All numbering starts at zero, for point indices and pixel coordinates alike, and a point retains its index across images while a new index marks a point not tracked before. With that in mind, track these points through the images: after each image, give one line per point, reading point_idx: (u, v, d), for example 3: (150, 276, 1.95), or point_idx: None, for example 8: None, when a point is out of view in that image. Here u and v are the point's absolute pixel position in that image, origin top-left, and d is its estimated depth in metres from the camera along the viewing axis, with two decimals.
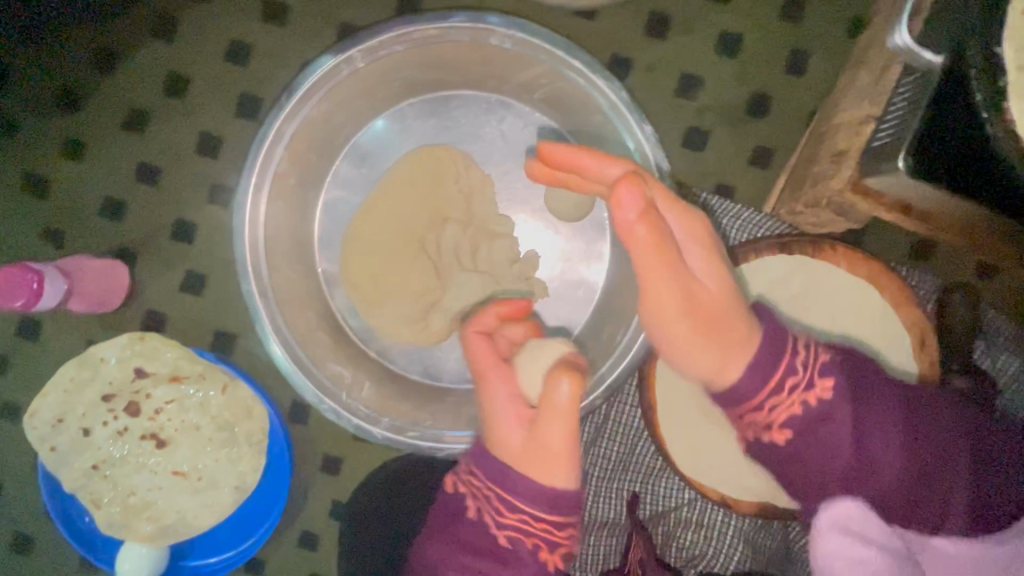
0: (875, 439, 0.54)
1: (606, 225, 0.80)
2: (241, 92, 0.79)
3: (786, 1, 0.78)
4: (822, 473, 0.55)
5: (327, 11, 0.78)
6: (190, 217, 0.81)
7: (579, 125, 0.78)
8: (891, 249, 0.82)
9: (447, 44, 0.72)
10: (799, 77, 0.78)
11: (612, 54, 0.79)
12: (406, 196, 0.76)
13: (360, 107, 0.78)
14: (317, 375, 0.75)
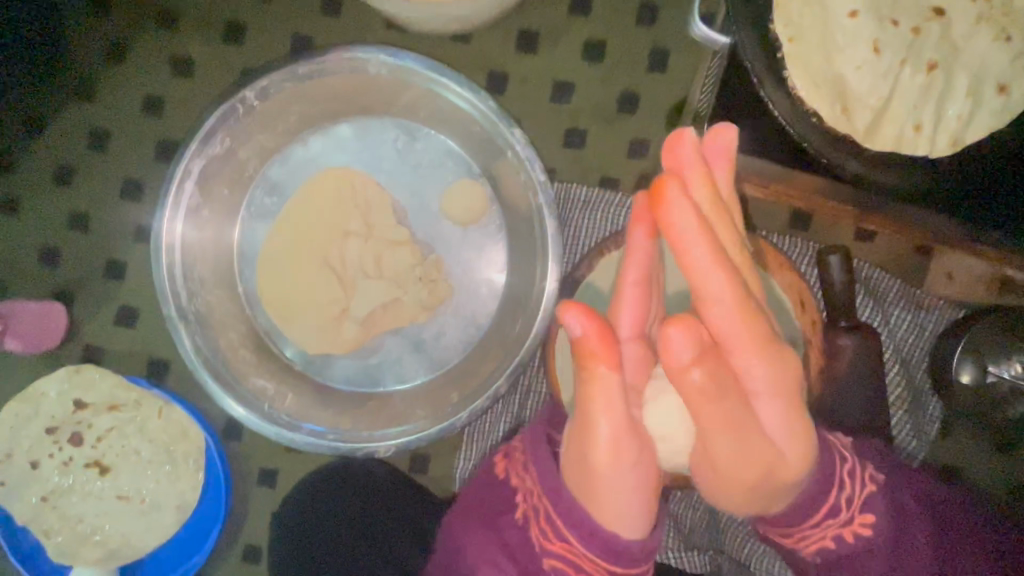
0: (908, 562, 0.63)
1: (500, 227, 0.87)
2: (159, 140, 0.88)
3: (640, 6, 0.86)
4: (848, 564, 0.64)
5: (230, 59, 0.87)
6: (121, 256, 0.88)
7: (465, 137, 0.85)
8: (771, 222, 0.87)
9: (330, 77, 0.80)
10: (660, 73, 0.86)
11: (488, 71, 0.87)
12: (312, 218, 0.84)
13: (264, 142, 0.85)
14: (239, 390, 0.80)
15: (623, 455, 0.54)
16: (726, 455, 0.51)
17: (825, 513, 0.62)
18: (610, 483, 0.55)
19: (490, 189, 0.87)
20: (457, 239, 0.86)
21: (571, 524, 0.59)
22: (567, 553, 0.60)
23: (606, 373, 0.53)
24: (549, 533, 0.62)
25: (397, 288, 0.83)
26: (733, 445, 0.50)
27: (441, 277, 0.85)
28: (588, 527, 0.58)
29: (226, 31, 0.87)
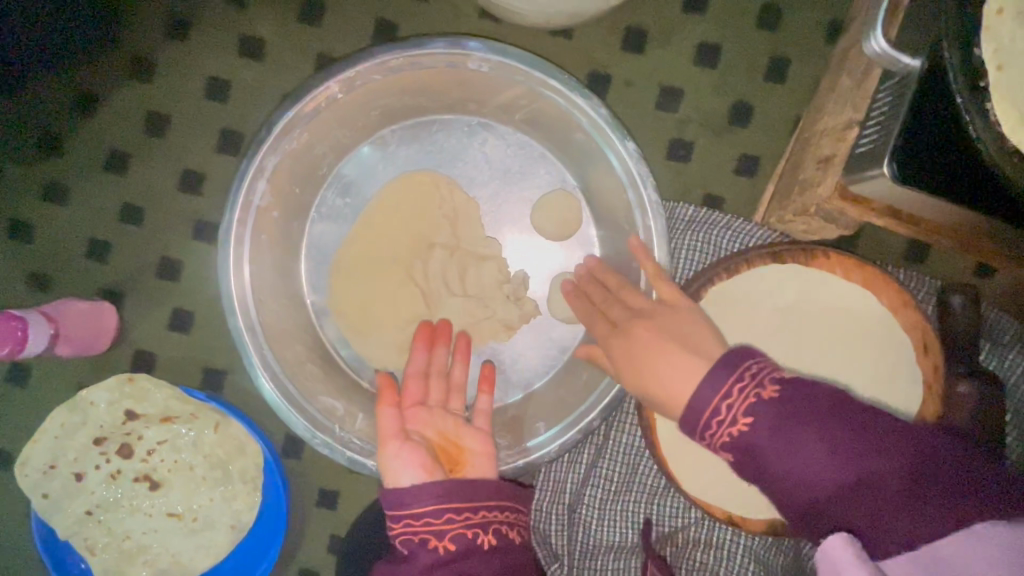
0: (810, 460, 0.44)
1: (595, 240, 0.80)
2: (221, 129, 0.80)
3: (762, 8, 0.78)
4: (881, 512, 0.41)
5: (304, 43, 0.79)
6: (175, 255, 0.81)
7: (561, 143, 0.78)
8: (884, 251, 0.82)
9: (422, 70, 0.72)
10: (778, 84, 0.78)
11: (590, 72, 0.79)
12: (392, 223, 0.76)
13: (343, 138, 0.78)
14: (309, 410, 0.73)
15: (427, 473, 0.61)
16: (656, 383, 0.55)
17: (703, 416, 0.48)
18: (396, 462, 0.62)
19: (583, 201, 0.80)
20: (548, 252, 0.79)
21: (396, 499, 0.58)
22: (420, 523, 0.57)
23: (388, 411, 0.66)
24: (392, 515, 0.59)
25: (483, 307, 0.77)
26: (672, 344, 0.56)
27: (527, 294, 0.79)
28: (390, 501, 0.58)
29: (299, 11, 0.79)
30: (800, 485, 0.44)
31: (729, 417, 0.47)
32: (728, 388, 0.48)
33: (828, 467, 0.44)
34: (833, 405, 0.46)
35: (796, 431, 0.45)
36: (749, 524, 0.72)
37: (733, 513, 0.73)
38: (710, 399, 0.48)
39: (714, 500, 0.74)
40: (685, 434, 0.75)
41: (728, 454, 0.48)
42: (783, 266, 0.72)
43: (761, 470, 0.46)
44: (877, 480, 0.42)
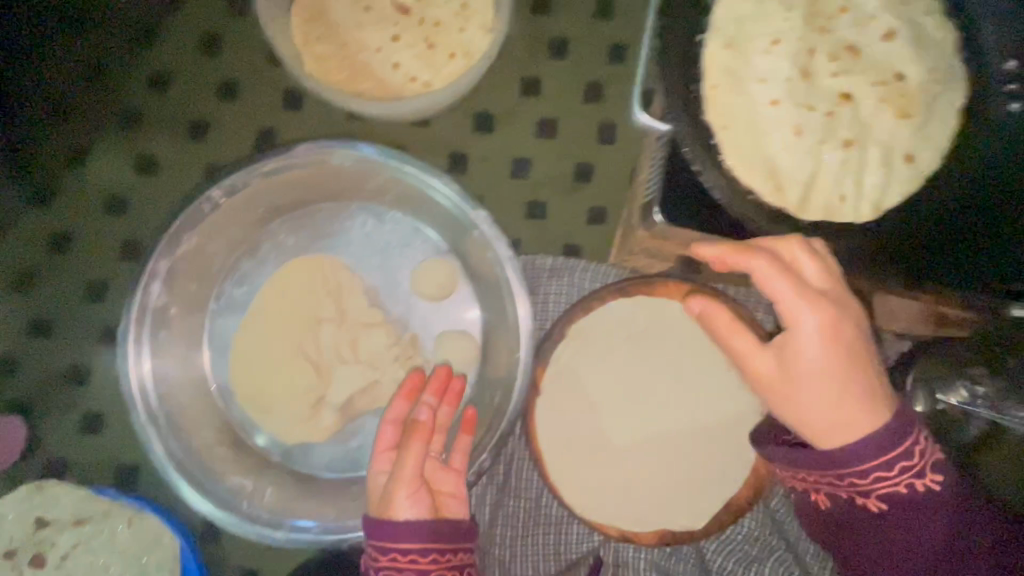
0: (915, 533, 0.57)
1: (472, 297, 0.89)
2: (121, 240, 0.87)
3: (587, 84, 0.91)
4: (875, 546, 0.59)
5: (193, 157, 0.89)
6: (84, 360, 0.86)
7: (430, 216, 0.89)
8: (728, 274, 0.92)
9: (295, 171, 0.83)
10: (611, 145, 0.91)
11: (449, 153, 0.91)
12: (282, 305, 0.84)
13: (233, 236, 0.86)
14: (214, 490, 0.79)
15: (424, 513, 0.70)
16: (796, 416, 0.58)
17: (888, 455, 0.54)
18: (398, 503, 0.70)
19: (457, 263, 0.89)
20: (430, 313, 0.88)
21: (388, 540, 0.68)
22: (405, 560, 0.68)
23: (417, 444, 0.73)
24: (380, 552, 0.69)
25: (373, 370, 0.83)
26: (824, 396, 0.56)
27: (416, 353, 0.87)
28: (389, 541, 0.68)
29: (187, 131, 0.89)
30: (870, 563, 0.61)
31: (892, 476, 0.55)
32: (892, 459, 0.55)
33: (906, 537, 0.57)
34: (926, 505, 0.56)
35: (914, 522, 0.57)
36: (641, 537, 0.81)
37: (625, 531, 0.81)
38: (869, 423, 0.55)
39: (606, 520, 0.81)
40: (573, 463, 0.82)
41: (878, 503, 0.57)
42: (628, 299, 0.83)
43: (869, 527, 0.59)
44: (913, 552, 0.58)
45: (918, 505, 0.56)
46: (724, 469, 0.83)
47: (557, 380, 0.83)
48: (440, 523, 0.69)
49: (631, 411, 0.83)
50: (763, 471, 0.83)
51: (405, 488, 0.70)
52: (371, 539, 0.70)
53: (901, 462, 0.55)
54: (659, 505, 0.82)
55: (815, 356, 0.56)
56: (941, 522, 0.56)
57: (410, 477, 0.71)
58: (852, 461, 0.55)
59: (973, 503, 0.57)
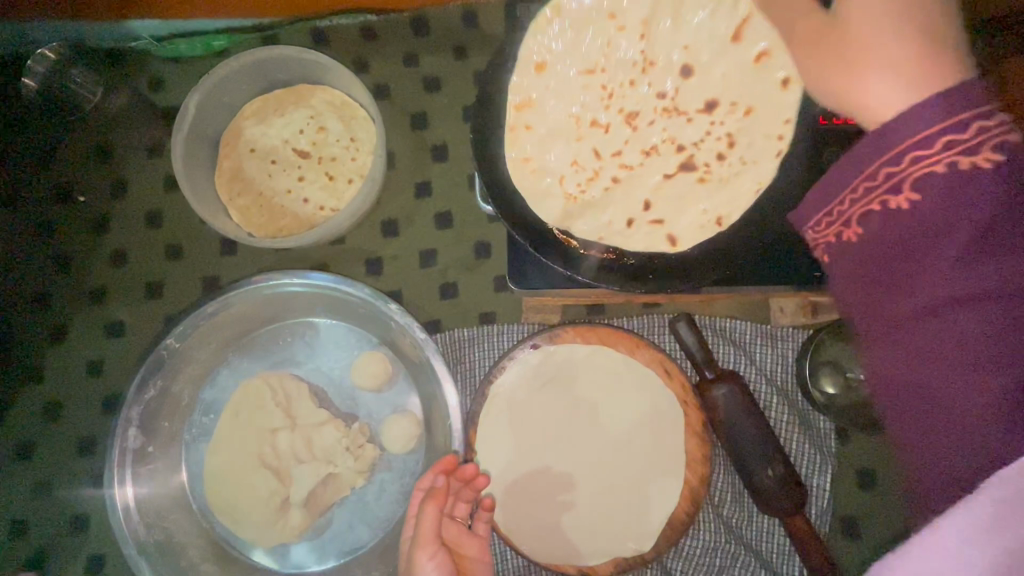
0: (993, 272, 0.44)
1: (407, 377, 1.00)
2: (102, 397, 1.01)
3: (469, 176, 1.07)
4: (943, 290, 0.46)
5: (153, 312, 1.04)
6: (82, 510, 0.97)
7: (358, 316, 1.02)
8: (627, 308, 1.02)
9: (235, 307, 0.98)
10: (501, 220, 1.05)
11: (365, 260, 1.05)
12: (242, 423, 0.95)
13: (194, 373, 1.00)
14: None
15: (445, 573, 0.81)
16: (852, 97, 0.56)
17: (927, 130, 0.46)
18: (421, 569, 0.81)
19: (388, 351, 1.01)
20: (373, 400, 0.99)
21: None
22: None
23: (431, 512, 0.82)
24: None
25: (328, 464, 0.93)
26: (874, 48, 0.54)
27: (367, 440, 0.96)
28: None
29: (146, 291, 1.05)
30: (906, 289, 0.48)
31: (930, 164, 0.46)
32: (933, 136, 0.46)
33: (977, 286, 0.45)
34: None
35: (980, 226, 0.45)
36: (596, 570, 0.89)
37: (582, 566, 0.90)
38: (959, 134, 0.45)
39: (561, 560, 0.91)
40: (522, 511, 0.93)
41: (916, 189, 0.47)
42: (536, 352, 0.95)
43: (943, 251, 0.46)
44: (995, 312, 0.44)
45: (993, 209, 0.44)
46: (653, 487, 0.92)
47: (492, 436, 0.94)
48: None
49: (560, 452, 0.95)
50: (695, 482, 0.91)
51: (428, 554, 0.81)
52: None
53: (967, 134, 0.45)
54: (603, 534, 0.92)
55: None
56: None
57: (430, 547, 0.82)
58: (897, 137, 0.47)
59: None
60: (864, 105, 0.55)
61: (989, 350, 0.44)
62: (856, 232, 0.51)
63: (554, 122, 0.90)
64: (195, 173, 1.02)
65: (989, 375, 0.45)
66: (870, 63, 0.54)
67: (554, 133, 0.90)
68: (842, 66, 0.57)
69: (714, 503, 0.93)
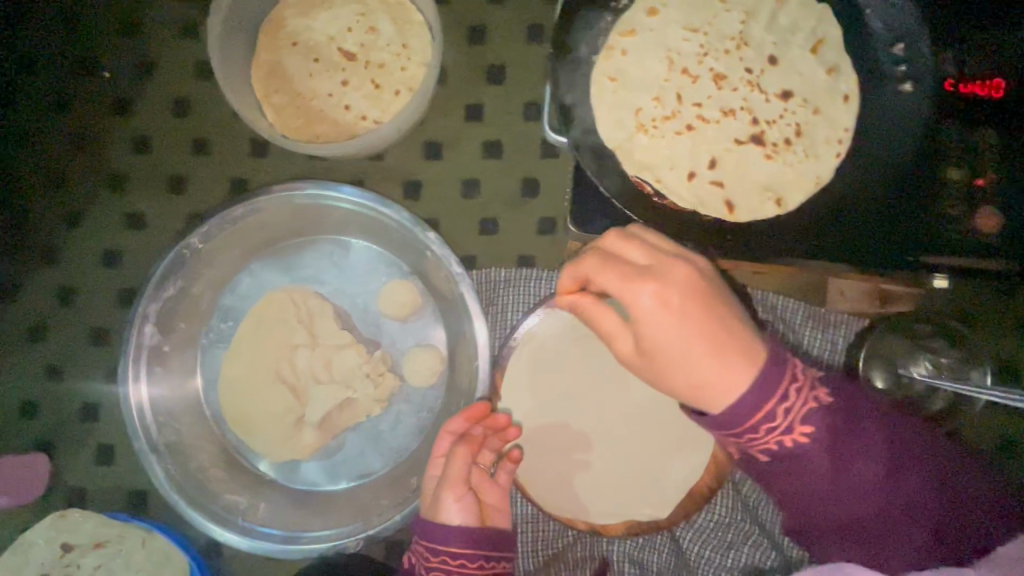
0: (852, 468, 0.61)
1: (435, 311, 0.95)
2: (117, 288, 0.97)
3: (526, 104, 0.97)
4: (823, 500, 0.63)
5: (175, 207, 0.98)
6: (93, 398, 0.96)
7: (390, 242, 0.96)
8: None
9: (264, 214, 0.93)
10: (554, 157, 0.97)
11: (404, 181, 0.98)
12: (261, 335, 0.91)
13: (214, 276, 0.95)
14: (212, 508, 0.88)
15: (469, 520, 0.81)
16: (692, 384, 0.60)
17: (761, 412, 0.59)
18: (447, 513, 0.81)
19: (418, 282, 0.96)
20: (397, 330, 0.95)
21: (439, 540, 0.79)
22: (439, 559, 0.80)
23: (463, 453, 0.82)
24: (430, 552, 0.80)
25: (347, 388, 0.90)
26: (684, 335, 0.59)
27: (388, 369, 0.93)
28: (442, 540, 0.79)
29: (169, 184, 0.98)
30: (826, 504, 0.63)
31: (779, 427, 0.60)
32: (772, 406, 0.59)
33: (849, 480, 0.62)
34: (856, 421, 0.62)
35: (859, 434, 0.62)
36: (608, 529, 0.86)
37: (595, 523, 0.87)
38: (772, 400, 0.58)
39: (573, 512, 0.89)
40: (538, 457, 0.91)
41: (805, 429, 0.60)
42: None
43: (816, 479, 0.62)
44: (868, 500, 0.62)
45: (861, 413, 0.63)
46: (670, 456, 0.90)
47: (515, 384, 0.90)
48: (481, 532, 0.81)
49: (582, 409, 0.91)
50: (721, 456, 0.88)
51: (454, 498, 0.82)
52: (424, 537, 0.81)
53: (793, 398, 0.59)
54: (616, 491, 0.90)
55: (671, 291, 0.59)
56: (878, 446, 0.62)
57: (455, 491, 0.82)
58: (741, 419, 0.59)
59: (852, 416, 0.62)
60: (718, 400, 0.59)
61: (866, 519, 0.63)
62: (768, 459, 0.62)
63: (647, 66, 0.77)
64: (231, 63, 0.93)
65: (895, 529, 0.62)
66: (697, 372, 0.59)
67: (647, 61, 0.77)
68: (658, 358, 0.61)
69: (735, 481, 0.90)
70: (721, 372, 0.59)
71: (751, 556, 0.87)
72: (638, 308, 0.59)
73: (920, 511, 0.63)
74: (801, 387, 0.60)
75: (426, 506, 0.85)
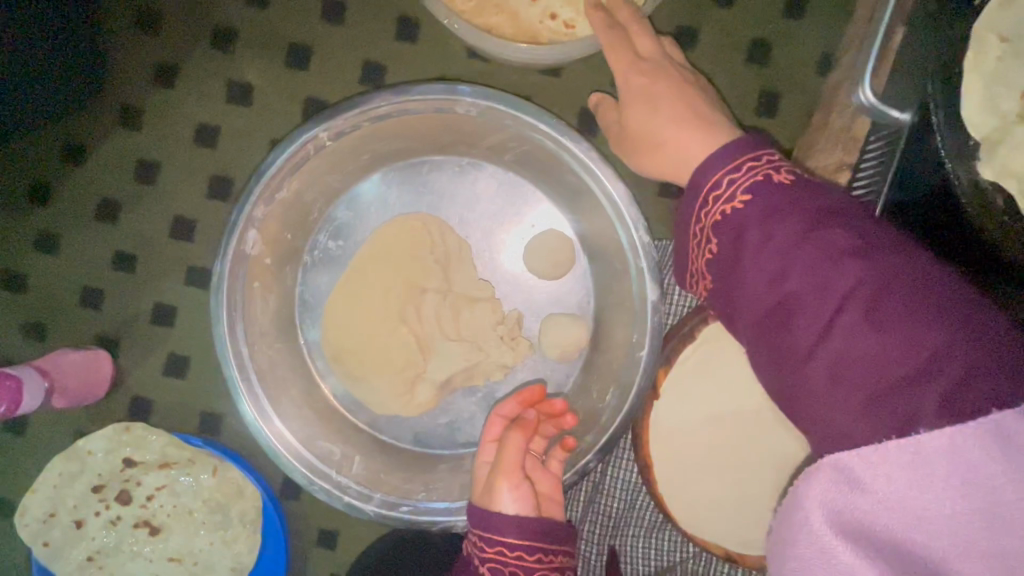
0: (796, 257, 0.43)
1: (588, 277, 0.80)
2: (210, 174, 0.80)
3: (753, 43, 0.77)
4: (769, 290, 0.45)
5: (291, 87, 0.78)
6: (168, 301, 0.81)
7: (555, 183, 0.77)
8: None
9: (411, 116, 0.72)
10: (771, 118, 0.77)
11: (580, 111, 0.79)
12: (384, 267, 0.75)
13: (332, 183, 0.78)
14: (306, 456, 0.75)
15: (529, 508, 0.65)
16: (660, 159, 0.59)
17: (725, 185, 0.48)
18: (504, 493, 0.65)
19: (575, 238, 0.80)
20: (540, 290, 0.80)
21: (496, 525, 0.62)
22: (492, 550, 0.62)
23: (517, 437, 0.67)
24: (484, 542, 0.63)
25: (477, 350, 0.76)
26: (671, 116, 0.58)
27: (521, 333, 0.79)
28: (496, 525, 0.62)
29: (286, 55, 0.78)
30: (772, 274, 0.44)
31: (726, 195, 0.48)
32: (733, 174, 0.48)
33: (780, 254, 0.44)
34: (796, 208, 0.45)
35: (817, 216, 0.44)
36: (746, 559, 0.74)
37: (731, 550, 0.74)
38: (719, 174, 0.49)
39: (711, 538, 0.74)
40: (685, 471, 0.74)
41: (714, 236, 0.49)
42: None
43: (743, 251, 0.46)
44: (839, 271, 0.42)
45: (839, 213, 0.45)
46: None
47: (680, 390, 0.74)
48: (546, 522, 0.63)
49: (757, 433, 0.74)
50: None
51: (510, 482, 0.66)
52: (476, 524, 0.64)
53: (744, 172, 0.48)
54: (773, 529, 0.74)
55: (675, 79, 0.61)
56: (867, 250, 0.42)
57: (512, 476, 0.66)
58: (692, 200, 0.50)
59: (825, 205, 0.45)
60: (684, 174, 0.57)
61: (828, 295, 0.42)
62: (710, 258, 0.50)
63: None
64: None
65: (841, 323, 0.41)
66: (665, 141, 0.58)
67: None
68: (640, 143, 0.61)
69: None
70: (684, 133, 0.57)
71: None
72: (630, 86, 0.62)
73: (888, 310, 0.40)
74: (773, 167, 0.48)
75: (479, 493, 0.68)
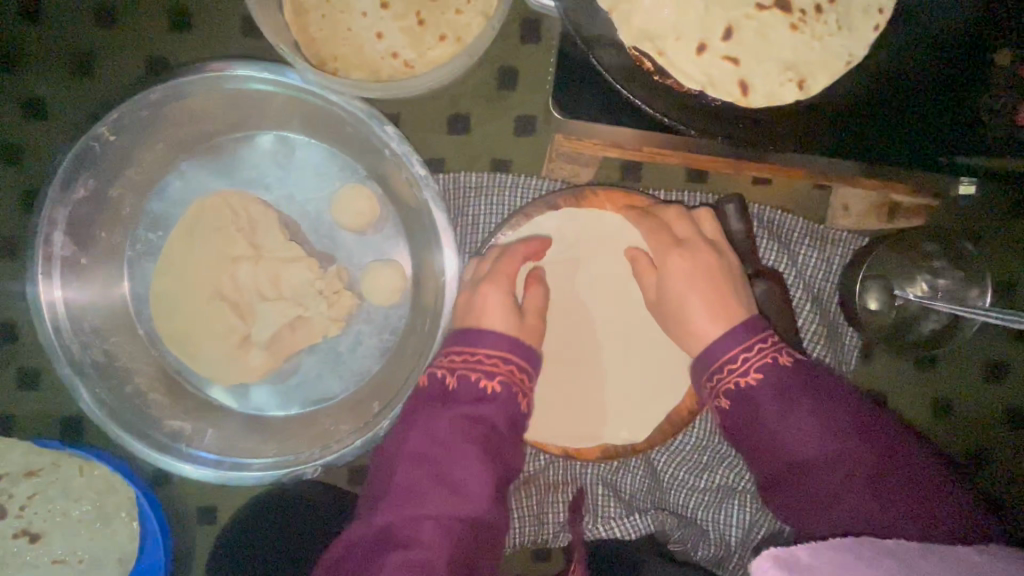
0: (807, 411, 0.60)
1: (397, 223, 0.85)
2: (24, 190, 0.83)
3: None
4: (777, 464, 0.61)
5: (82, 93, 0.82)
6: (7, 319, 0.85)
7: (344, 141, 0.83)
8: (668, 180, 0.85)
9: (190, 99, 0.78)
10: (535, 44, 0.83)
11: None
12: (195, 247, 0.80)
13: (138, 177, 0.81)
14: (152, 435, 0.79)
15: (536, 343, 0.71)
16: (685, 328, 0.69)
17: (738, 349, 0.63)
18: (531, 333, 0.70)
19: (379, 189, 0.84)
20: (353, 244, 0.84)
21: (515, 350, 0.68)
22: (489, 363, 0.66)
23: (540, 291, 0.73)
24: (489, 361, 0.66)
25: (297, 306, 0.80)
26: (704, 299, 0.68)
27: (345, 288, 0.83)
28: (515, 353, 0.68)
29: (72, 63, 0.82)
30: (802, 451, 0.60)
31: (739, 369, 0.63)
32: (737, 351, 0.63)
33: (801, 425, 0.60)
34: (801, 383, 0.61)
35: (813, 400, 0.61)
36: (583, 453, 0.77)
37: (567, 447, 0.77)
38: (734, 350, 0.63)
39: (548, 440, 0.78)
40: None
41: (726, 397, 0.63)
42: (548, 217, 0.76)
43: (763, 412, 0.61)
44: (850, 445, 0.59)
45: (846, 399, 0.62)
46: (657, 382, 0.77)
47: None
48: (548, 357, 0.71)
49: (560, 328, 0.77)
50: None
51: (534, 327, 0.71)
52: (478, 344, 0.68)
53: (755, 350, 0.63)
54: (600, 418, 0.77)
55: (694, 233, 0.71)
56: (834, 401, 0.61)
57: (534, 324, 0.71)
58: (716, 353, 0.64)
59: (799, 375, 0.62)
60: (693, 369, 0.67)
61: (817, 445, 0.60)
62: (723, 410, 0.63)
63: None
64: None
65: (822, 438, 0.60)
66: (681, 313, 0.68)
67: None
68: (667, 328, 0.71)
69: None
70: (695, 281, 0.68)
71: (725, 477, 0.86)
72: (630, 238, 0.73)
73: (885, 484, 0.58)
74: (765, 342, 0.63)
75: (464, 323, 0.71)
